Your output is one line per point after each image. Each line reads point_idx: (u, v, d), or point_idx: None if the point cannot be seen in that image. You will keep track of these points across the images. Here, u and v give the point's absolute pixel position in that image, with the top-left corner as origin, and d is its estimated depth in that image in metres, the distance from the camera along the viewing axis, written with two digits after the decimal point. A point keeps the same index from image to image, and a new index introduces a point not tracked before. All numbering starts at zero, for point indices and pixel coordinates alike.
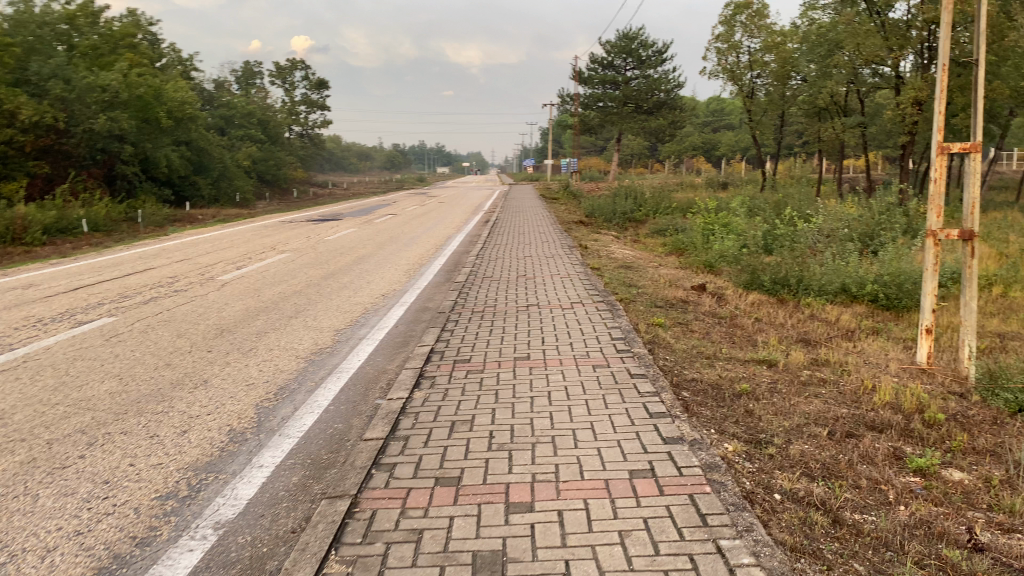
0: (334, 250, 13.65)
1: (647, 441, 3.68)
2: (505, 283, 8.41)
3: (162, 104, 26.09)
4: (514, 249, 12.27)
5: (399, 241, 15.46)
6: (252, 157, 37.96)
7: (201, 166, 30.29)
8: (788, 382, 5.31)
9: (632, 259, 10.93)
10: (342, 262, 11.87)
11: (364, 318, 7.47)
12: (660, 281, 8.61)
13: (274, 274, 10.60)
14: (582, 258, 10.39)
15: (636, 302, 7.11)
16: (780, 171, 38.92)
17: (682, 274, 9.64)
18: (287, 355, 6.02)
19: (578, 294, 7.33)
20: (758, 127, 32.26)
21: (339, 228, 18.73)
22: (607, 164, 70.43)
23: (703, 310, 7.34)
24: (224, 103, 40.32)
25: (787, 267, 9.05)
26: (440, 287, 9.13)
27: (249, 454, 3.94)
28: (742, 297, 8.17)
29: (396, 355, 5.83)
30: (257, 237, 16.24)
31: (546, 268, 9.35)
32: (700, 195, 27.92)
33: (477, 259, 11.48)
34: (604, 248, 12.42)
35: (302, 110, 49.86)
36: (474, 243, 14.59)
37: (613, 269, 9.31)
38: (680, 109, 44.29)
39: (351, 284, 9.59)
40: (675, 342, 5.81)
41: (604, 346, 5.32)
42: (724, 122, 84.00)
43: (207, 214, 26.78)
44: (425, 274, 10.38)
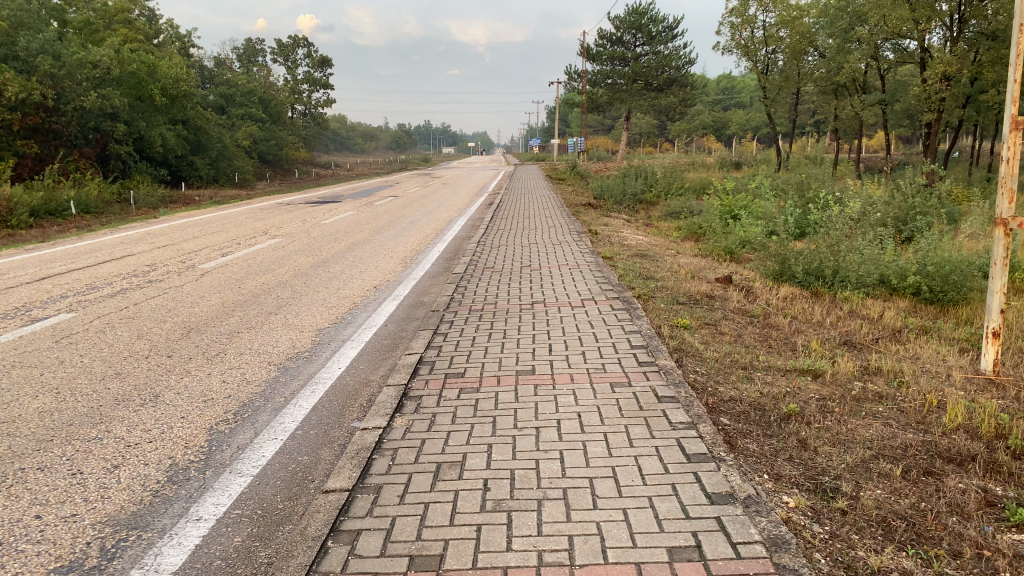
0: (328, 235, 12.86)
1: (689, 497, 2.73)
2: (507, 274, 7.61)
3: (157, 81, 25.26)
4: (519, 234, 11.46)
5: (399, 225, 14.68)
6: (253, 137, 37.14)
7: (199, 145, 29.48)
8: (839, 400, 4.55)
9: (647, 246, 10.13)
10: (335, 248, 11.09)
11: (351, 315, 6.68)
12: (680, 272, 7.81)
13: (260, 261, 9.81)
14: (593, 245, 9.59)
15: (656, 299, 6.32)
16: (793, 151, 37.97)
17: (703, 263, 8.85)
18: (258, 362, 5.23)
19: (590, 289, 6.52)
20: (773, 105, 31.23)
21: (337, 211, 17.95)
22: (615, 143, 69.34)
23: (731, 307, 6.55)
24: (224, 81, 39.45)
25: (821, 256, 8.12)
26: (437, 278, 8.34)
27: (187, 502, 3.18)
28: (772, 290, 7.39)
29: (381, 364, 5.03)
30: (250, 220, 15.44)
31: (552, 258, 8.55)
32: (713, 176, 27.03)
33: (479, 245, 10.69)
34: (616, 233, 11.62)
35: (304, 89, 48.87)
36: (477, 227, 13.79)
37: (628, 258, 8.51)
38: (690, 87, 43.21)
39: (341, 275, 8.80)
40: (705, 349, 5.04)
41: (622, 355, 4.52)
42: (734, 100, 82.70)
43: (204, 195, 25.98)
44: (422, 263, 9.59)
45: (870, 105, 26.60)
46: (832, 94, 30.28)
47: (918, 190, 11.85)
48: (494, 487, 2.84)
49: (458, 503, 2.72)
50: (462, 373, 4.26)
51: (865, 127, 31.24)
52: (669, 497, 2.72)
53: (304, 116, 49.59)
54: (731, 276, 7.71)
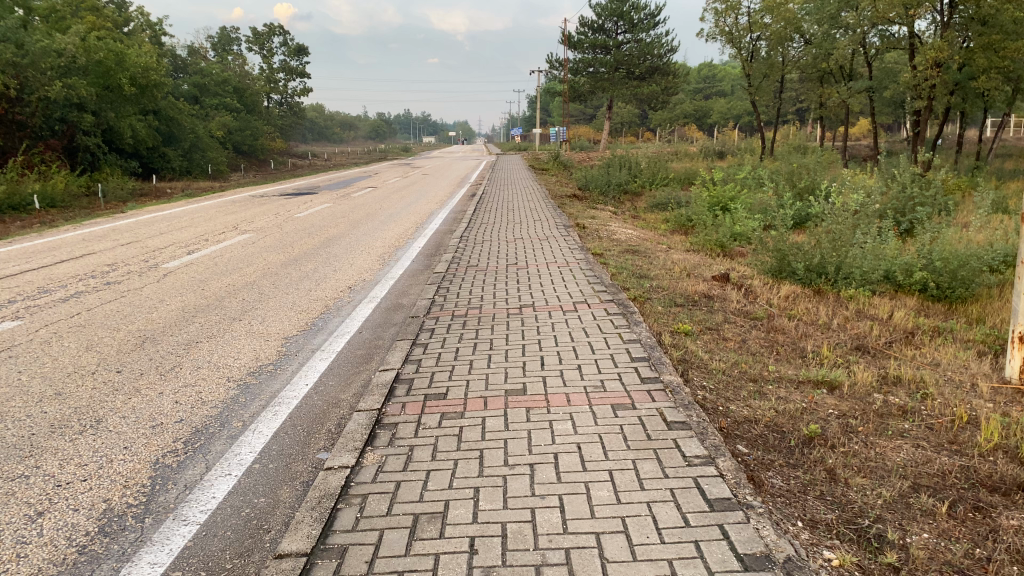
0: (303, 230, 12.32)
1: (716, 561, 2.28)
2: (491, 274, 7.13)
3: (125, 69, 24.33)
4: (502, 228, 11.01)
5: (376, 218, 14.15)
6: (228, 127, 36.36)
7: (171, 136, 28.69)
8: (861, 416, 4.12)
9: (636, 240, 9.69)
10: (310, 245, 10.56)
11: (322, 320, 6.19)
12: (674, 269, 7.38)
13: (228, 259, 9.28)
14: (581, 240, 9.13)
15: (652, 301, 5.87)
16: (777, 139, 37.75)
17: (696, 259, 8.42)
18: (217, 379, 4.74)
19: (581, 291, 6.06)
20: (758, 93, 30.80)
21: (313, 203, 17.39)
22: (596, 132, 68.85)
23: (732, 308, 6.11)
24: (198, 70, 38.55)
25: (822, 251, 7.54)
26: (416, 277, 7.86)
27: (118, 562, 2.69)
28: (772, 289, 6.97)
29: (354, 380, 4.56)
30: (221, 214, 14.86)
31: (538, 255, 8.08)
32: (698, 165, 26.66)
33: (461, 241, 10.21)
34: (603, 226, 11.17)
35: (281, 78, 47.98)
36: (458, 220, 13.29)
37: (618, 255, 8.07)
38: (673, 75, 42.77)
39: (314, 274, 8.29)
40: (710, 359, 4.60)
41: (621, 368, 4.05)
42: (716, 88, 82.47)
43: (177, 188, 25.27)
44: (400, 261, 9.10)
45: (856, 93, 26.32)
46: (817, 81, 29.99)
47: (914, 180, 11.49)
48: (483, 549, 2.37)
49: (440, 572, 2.25)
50: (443, 394, 3.77)
51: (849, 115, 30.97)
52: (694, 560, 2.28)
53: (280, 105, 48.75)
54: (728, 274, 7.27)
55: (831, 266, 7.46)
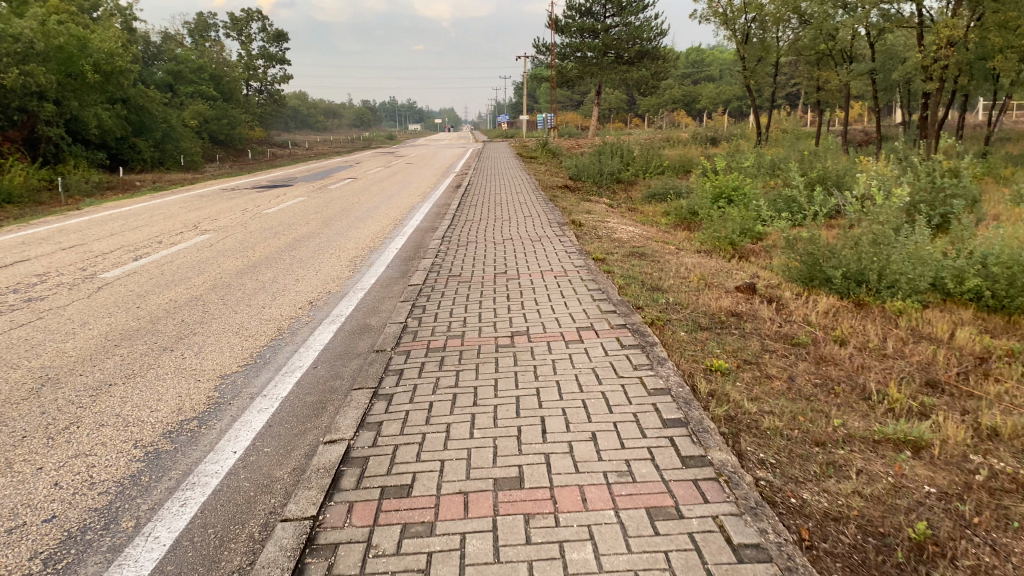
0: (270, 229, 11.19)
1: None
2: (476, 287, 6.06)
3: (88, 55, 22.95)
4: (489, 225, 9.97)
5: (352, 213, 13.03)
6: (204, 116, 35.05)
7: (141, 126, 27.37)
8: (974, 498, 3.06)
9: (640, 240, 8.67)
10: (275, 247, 9.47)
11: (272, 351, 5.10)
12: (689, 278, 6.33)
13: (177, 267, 8.15)
14: (580, 241, 8.07)
15: (673, 325, 4.81)
16: (771, 123, 36.91)
17: (712, 263, 7.39)
18: (119, 445, 3.65)
19: (583, 312, 4.99)
20: (754, 78, 29.68)
21: (286, 197, 16.26)
22: (585, 119, 67.82)
23: (767, 331, 5.08)
24: (173, 57, 37.16)
25: (860, 255, 6.47)
26: (389, 290, 6.78)
27: None
28: (807, 302, 5.95)
29: (296, 451, 3.49)
30: (184, 211, 13.71)
31: (531, 261, 7.01)
32: (692, 153, 25.71)
33: (443, 241, 9.14)
34: (600, 222, 10.14)
35: (260, 65, 46.53)
36: (440, 216, 12.23)
37: (623, 261, 7.01)
38: (664, 59, 41.59)
39: (272, 285, 7.19)
40: (761, 414, 3.54)
41: (652, 438, 3.00)
42: (704, 73, 81.45)
43: (146, 180, 24.00)
44: (374, 267, 8.02)
45: (856, 75, 25.40)
46: (813, 64, 29.03)
47: (938, 167, 10.55)
48: None
49: None
50: (407, 488, 2.71)
51: (847, 99, 30.06)
52: None
53: (260, 93, 47.38)
54: (753, 282, 6.23)
55: (872, 273, 6.38)
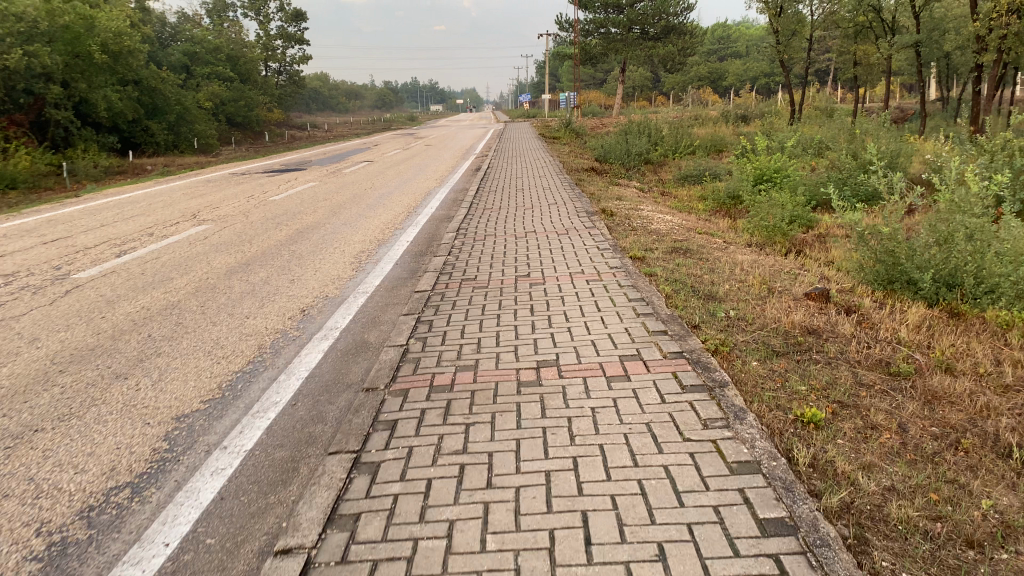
0: (272, 218, 10.29)
1: None
2: (494, 294, 5.09)
3: (96, 35, 21.83)
4: (511, 214, 8.98)
5: (362, 200, 12.13)
6: (219, 98, 34.21)
7: (153, 108, 26.57)
8: None
9: (680, 232, 7.66)
10: (274, 240, 8.54)
11: (244, 381, 4.17)
12: (748, 283, 5.33)
13: (160, 266, 7.25)
14: (613, 236, 7.06)
15: (742, 353, 3.81)
16: (805, 98, 35.40)
17: (768, 260, 6.39)
18: (17, 532, 2.72)
19: (628, 334, 4.00)
20: (788, 52, 28.30)
21: (296, 182, 15.36)
22: (609, 98, 66.32)
23: (855, 356, 4.09)
24: (188, 37, 36.25)
25: (952, 254, 5.32)
26: (395, 296, 5.84)
27: None
28: (893, 315, 4.92)
29: (248, 550, 2.55)
30: (185, 197, 12.87)
31: (559, 261, 6.02)
32: (724, 132, 24.49)
33: (460, 233, 8.18)
34: (633, 209, 9.17)
35: (277, 45, 45.57)
36: (457, 203, 11.31)
37: (666, 259, 6.01)
38: (691, 34, 40.18)
39: (261, 289, 6.25)
40: (886, 498, 2.55)
41: (751, 561, 2.03)
42: (731, 49, 79.33)
43: (157, 164, 23.25)
44: (380, 266, 7.07)
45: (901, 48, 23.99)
46: (852, 37, 27.54)
47: (1015, 149, 9.40)
48: None
49: None
50: None
51: (887, 74, 28.59)
52: None
53: (278, 74, 46.44)
54: (826, 288, 5.23)
55: (966, 274, 5.24)
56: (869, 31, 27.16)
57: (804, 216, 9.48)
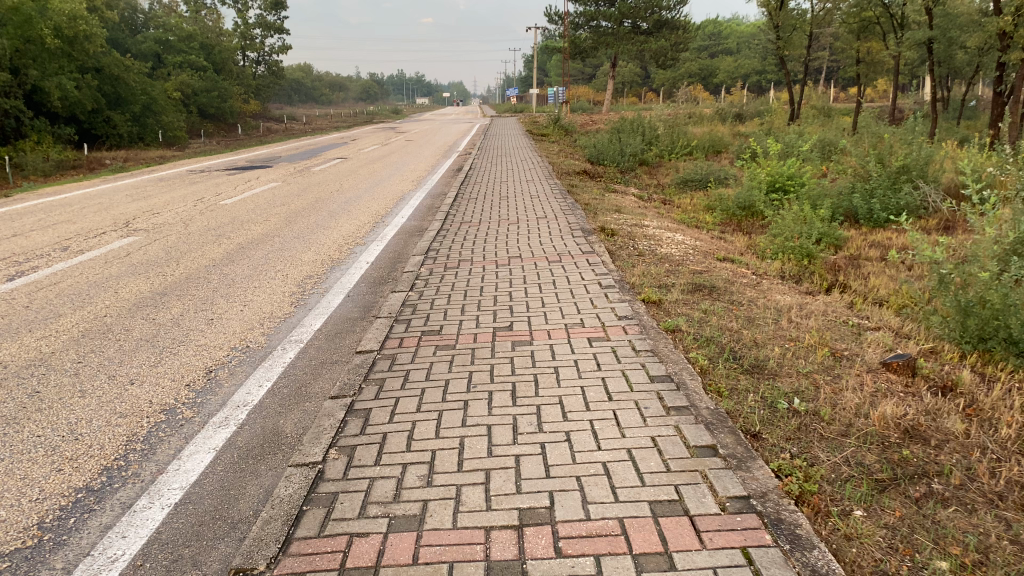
0: (215, 228, 8.88)
1: None
2: (460, 359, 3.73)
3: (48, 18, 20.26)
4: (492, 230, 7.63)
5: (326, 205, 10.75)
6: (190, 88, 32.57)
7: (116, 98, 24.96)
8: None
9: (696, 257, 6.36)
10: (207, 260, 7.13)
11: (82, 513, 2.78)
12: (802, 345, 4.01)
13: (51, 296, 5.82)
14: (617, 265, 5.71)
15: (836, 494, 2.47)
16: (803, 94, 34.33)
17: (813, 301, 5.08)
18: None
19: (657, 454, 2.64)
20: (789, 49, 27.05)
21: (258, 181, 13.97)
22: (598, 93, 65.08)
23: (993, 482, 2.74)
24: (161, 25, 34.60)
25: None
26: (336, 350, 4.49)
27: None
28: (1007, 397, 3.59)
29: None
30: (127, 199, 11.41)
31: (547, 303, 4.67)
32: (721, 132, 23.29)
33: (431, 253, 6.80)
34: (635, 224, 7.87)
35: (257, 34, 43.89)
36: (433, 210, 9.96)
37: (687, 303, 4.65)
38: (684, 29, 38.92)
39: (165, 337, 4.84)
40: None
41: None
42: (721, 46, 78.33)
43: (116, 158, 21.69)
44: (325, 301, 5.68)
45: (911, 46, 22.79)
46: (855, 33, 26.34)
47: None
48: None
49: None
50: None
51: (891, 72, 27.42)
52: None
53: (257, 64, 44.75)
54: (908, 355, 3.92)
55: None
56: (874, 27, 25.94)
57: (832, 233, 8.21)
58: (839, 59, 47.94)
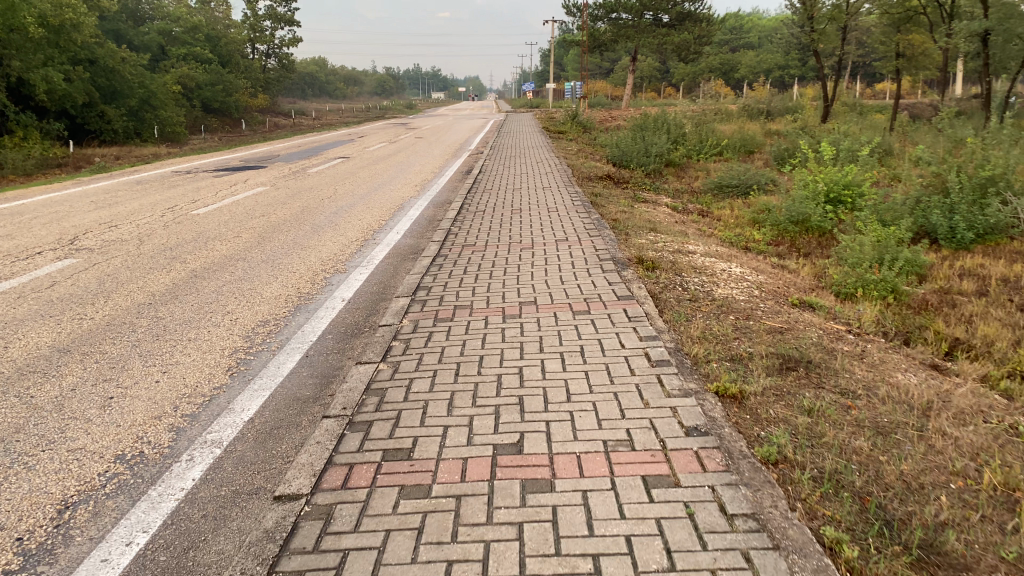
0: (173, 247, 7.49)
1: None
2: (436, 524, 2.27)
3: (32, 7, 18.97)
4: (501, 257, 6.16)
5: (312, 215, 9.33)
6: (192, 81, 31.26)
7: (110, 92, 23.65)
8: None
9: (764, 302, 4.90)
10: (143, 296, 5.69)
11: None
12: (981, 491, 2.52)
13: None
14: (666, 319, 4.23)
15: None
16: (836, 89, 32.68)
17: (948, 385, 3.59)
18: None
19: None
20: (824, 43, 25.45)
21: (244, 184, 12.60)
22: (615, 88, 63.43)
23: None
24: (165, 15, 33.30)
25: None
26: (262, 470, 3.03)
27: None
28: None
29: None
30: (89, 207, 10.04)
31: (575, 392, 3.20)
32: (752, 129, 21.77)
33: (422, 289, 5.32)
34: (676, 250, 6.43)
35: (266, 26, 42.54)
36: (433, 224, 8.53)
37: (777, 400, 3.16)
38: (708, 22, 37.36)
39: (30, 435, 3.39)
40: None
41: None
42: (743, 40, 76.55)
43: (107, 156, 20.34)
44: (272, 368, 4.21)
45: (963, 38, 21.17)
46: (897, 25, 24.71)
47: None
48: None
49: None
50: None
51: (934, 65, 25.81)
52: None
53: (267, 58, 43.37)
54: None
55: None
56: (917, 18, 24.32)
57: (913, 260, 6.75)
58: (869, 51, 46.25)
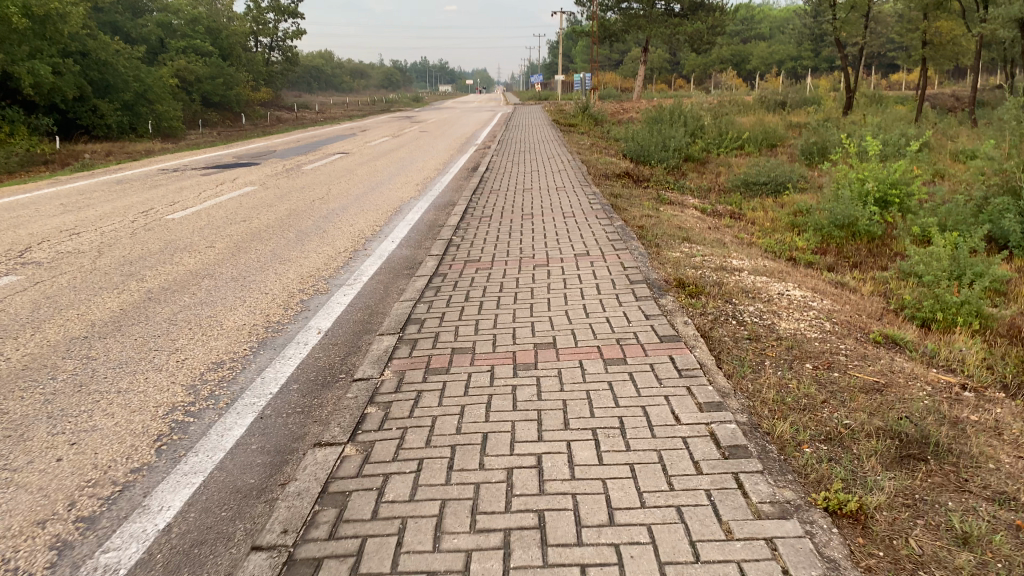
0: (133, 260, 6.51)
1: None
2: None
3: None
4: (511, 279, 5.15)
5: (299, 219, 8.36)
6: (191, 74, 30.30)
7: (103, 85, 22.70)
8: None
9: (839, 340, 3.89)
10: (79, 329, 4.70)
11: None
12: None
13: None
14: (726, 372, 3.23)
15: None
16: (856, 79, 31.40)
17: None
18: None
19: None
20: (848, 30, 24.28)
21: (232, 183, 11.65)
22: (626, 80, 62.10)
23: None
24: (163, 6, 32.33)
25: None
26: None
27: None
28: None
29: None
30: (55, 211, 9.08)
31: (620, 505, 2.22)
32: (773, 122, 20.65)
33: (416, 322, 4.30)
34: (715, 265, 5.41)
35: (268, 18, 41.50)
36: (432, 231, 7.53)
37: (911, 522, 2.16)
38: (723, 10, 36.15)
39: None
40: None
41: None
42: (755, 31, 75.06)
43: (97, 153, 19.36)
44: (211, 439, 3.21)
45: (1000, 23, 19.98)
46: (925, 12, 23.49)
47: None
48: None
49: None
50: None
51: (964, 53, 24.57)
52: None
53: (270, 50, 42.22)
54: None
55: None
56: (948, 4, 23.10)
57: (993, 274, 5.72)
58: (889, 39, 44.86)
